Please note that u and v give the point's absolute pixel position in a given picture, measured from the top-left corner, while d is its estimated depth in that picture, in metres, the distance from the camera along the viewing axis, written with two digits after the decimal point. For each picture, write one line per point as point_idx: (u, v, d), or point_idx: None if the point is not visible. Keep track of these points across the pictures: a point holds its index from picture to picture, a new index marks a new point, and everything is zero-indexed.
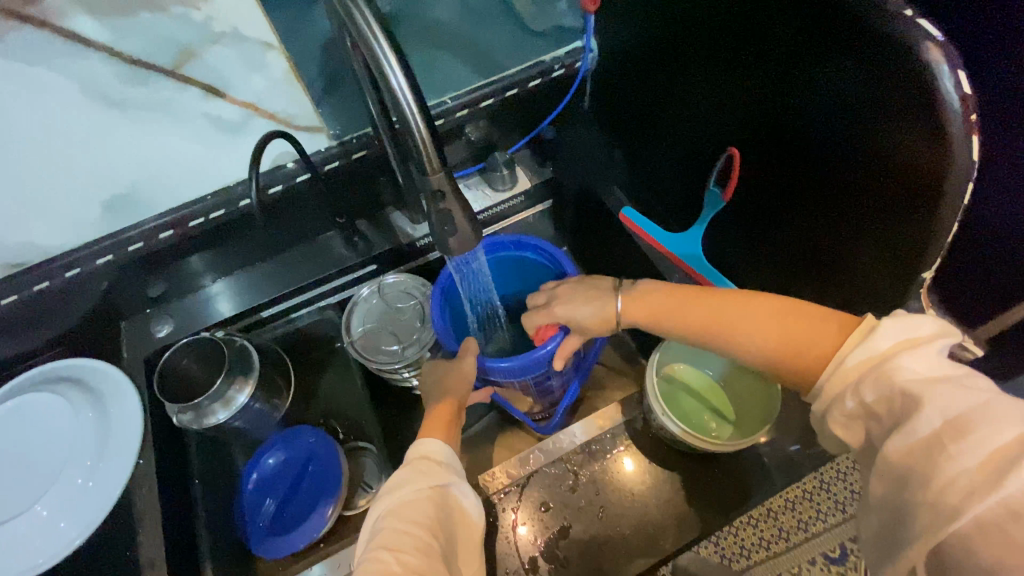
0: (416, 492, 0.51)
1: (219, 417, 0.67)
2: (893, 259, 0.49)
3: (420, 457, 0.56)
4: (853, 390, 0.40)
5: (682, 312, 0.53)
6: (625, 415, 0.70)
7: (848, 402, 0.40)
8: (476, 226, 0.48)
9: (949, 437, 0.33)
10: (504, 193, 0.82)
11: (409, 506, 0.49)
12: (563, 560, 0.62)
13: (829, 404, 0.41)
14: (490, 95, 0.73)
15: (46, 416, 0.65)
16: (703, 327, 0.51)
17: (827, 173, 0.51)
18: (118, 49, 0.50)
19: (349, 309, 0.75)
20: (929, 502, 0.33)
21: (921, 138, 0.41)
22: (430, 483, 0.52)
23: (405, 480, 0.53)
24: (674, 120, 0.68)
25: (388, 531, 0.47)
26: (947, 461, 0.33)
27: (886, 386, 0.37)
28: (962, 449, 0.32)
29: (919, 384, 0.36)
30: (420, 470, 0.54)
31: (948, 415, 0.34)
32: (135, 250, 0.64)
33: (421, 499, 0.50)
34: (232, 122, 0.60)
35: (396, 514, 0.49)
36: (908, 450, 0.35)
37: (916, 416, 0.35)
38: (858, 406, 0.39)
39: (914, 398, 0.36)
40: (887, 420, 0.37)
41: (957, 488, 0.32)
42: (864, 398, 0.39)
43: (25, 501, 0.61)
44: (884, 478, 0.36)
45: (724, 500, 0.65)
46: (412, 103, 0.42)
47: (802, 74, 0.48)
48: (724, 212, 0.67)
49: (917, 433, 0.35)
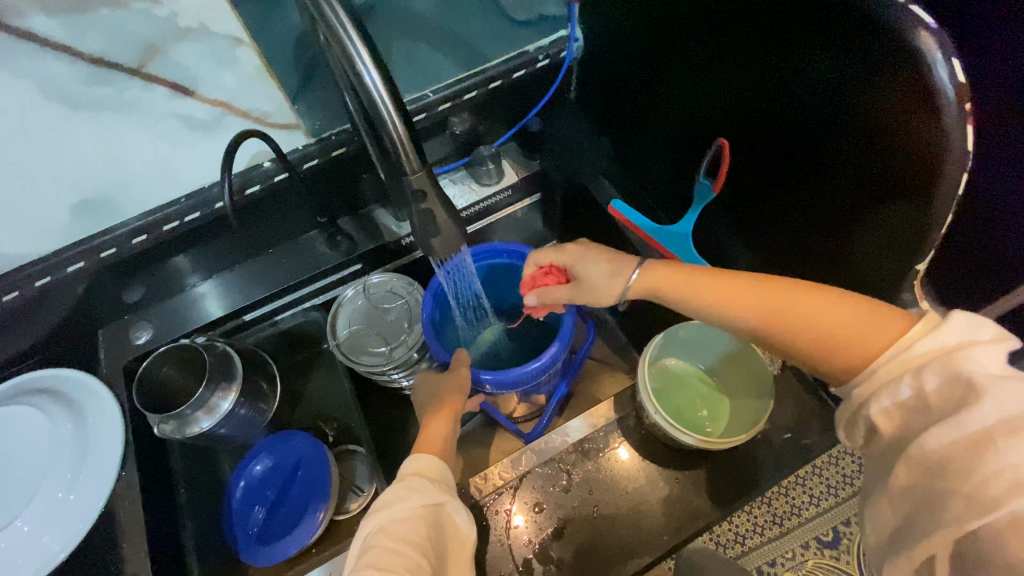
0: (410, 508, 0.50)
1: (203, 425, 0.65)
2: (890, 252, 0.48)
3: (415, 471, 0.55)
4: (915, 374, 0.38)
5: (717, 295, 0.47)
6: (619, 411, 0.69)
7: (904, 389, 0.38)
8: (459, 226, 0.47)
9: (1003, 434, 0.33)
10: (490, 188, 0.80)
11: (401, 522, 0.48)
12: (558, 561, 0.61)
13: (878, 389, 0.39)
14: (472, 87, 0.72)
15: (24, 429, 0.63)
16: (742, 311, 0.46)
17: (818, 164, 0.50)
18: (78, 49, 0.48)
19: (335, 310, 0.74)
20: (971, 492, 0.33)
21: (916, 127, 0.40)
22: (424, 501, 0.51)
23: (400, 494, 0.52)
24: (662, 110, 0.67)
25: (378, 550, 0.46)
26: (997, 455, 0.32)
27: (954, 375, 0.36)
28: (1015, 445, 0.32)
29: (987, 377, 0.35)
30: (414, 485, 0.52)
31: (1007, 414, 0.33)
32: (105, 258, 0.62)
33: (414, 516, 0.49)
34: (200, 121, 0.58)
35: (387, 531, 0.48)
36: (953, 444, 0.34)
37: (976, 408, 0.34)
38: (913, 395, 0.38)
39: (980, 391, 0.34)
40: (938, 412, 0.36)
41: (1005, 482, 0.32)
42: (925, 384, 0.37)
43: (6, 516, 0.59)
44: (914, 466, 0.36)
45: (719, 496, 0.64)
46: (388, 101, 0.40)
47: (792, 63, 0.47)
48: (714, 204, 0.66)
49: (969, 426, 0.34)
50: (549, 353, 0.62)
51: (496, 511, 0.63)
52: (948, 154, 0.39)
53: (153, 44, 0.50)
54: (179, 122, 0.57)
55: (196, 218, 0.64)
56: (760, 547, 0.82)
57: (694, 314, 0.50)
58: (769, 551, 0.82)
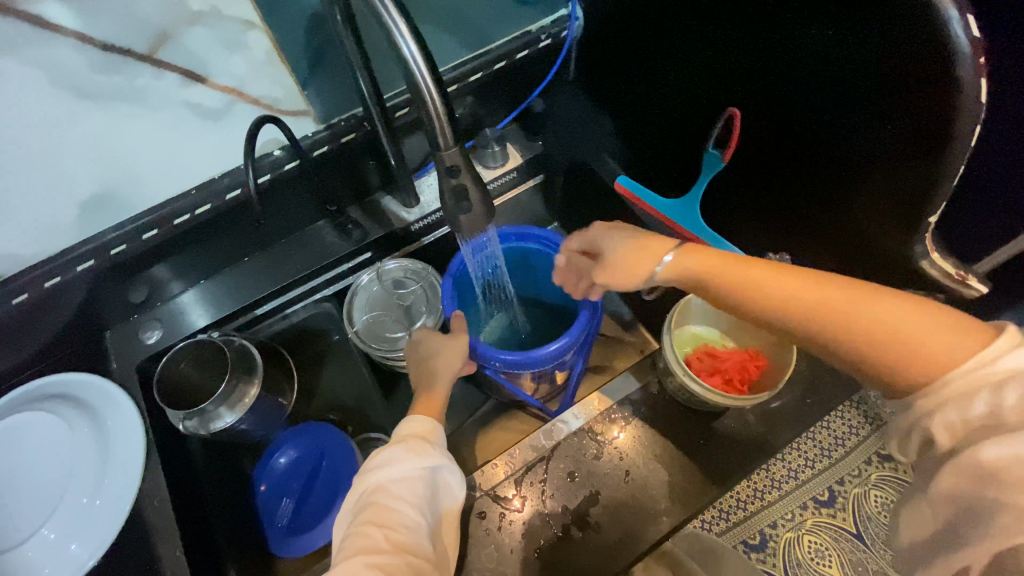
0: (407, 470, 0.48)
1: (226, 420, 0.65)
2: (899, 208, 0.50)
3: (413, 432, 0.52)
4: (994, 389, 0.34)
5: (759, 294, 0.41)
6: (640, 380, 0.74)
7: (977, 406, 0.35)
8: (487, 203, 0.47)
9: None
10: (495, 170, 0.81)
11: (399, 483, 0.47)
12: (596, 525, 0.65)
13: (947, 402, 0.36)
14: (477, 70, 0.72)
15: (39, 436, 0.62)
16: (787, 317, 0.40)
17: (828, 122, 0.51)
18: (87, 33, 0.52)
19: (351, 297, 0.73)
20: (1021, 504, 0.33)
21: (929, 82, 0.42)
22: (423, 463, 0.49)
23: (396, 454, 0.50)
24: (663, 85, 0.68)
25: (374, 508, 0.46)
26: None
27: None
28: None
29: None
30: (414, 447, 0.50)
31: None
32: (117, 254, 0.60)
33: (413, 478, 0.48)
34: (211, 109, 0.60)
35: (387, 489, 0.47)
36: (1012, 457, 0.33)
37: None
38: (985, 410, 0.34)
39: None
40: (1004, 429, 0.34)
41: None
42: (1003, 402, 0.34)
43: (30, 526, 0.58)
44: (962, 474, 0.35)
45: (733, 465, 0.68)
46: (424, 71, 0.40)
47: (799, 30, 0.48)
48: (721, 174, 0.68)
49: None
50: (576, 329, 0.62)
51: (529, 483, 0.67)
52: (960, 105, 0.41)
53: (163, 32, 0.55)
54: (190, 111, 0.59)
55: (207, 210, 0.62)
56: (733, 527, 0.75)
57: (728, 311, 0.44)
58: (756, 525, 0.76)
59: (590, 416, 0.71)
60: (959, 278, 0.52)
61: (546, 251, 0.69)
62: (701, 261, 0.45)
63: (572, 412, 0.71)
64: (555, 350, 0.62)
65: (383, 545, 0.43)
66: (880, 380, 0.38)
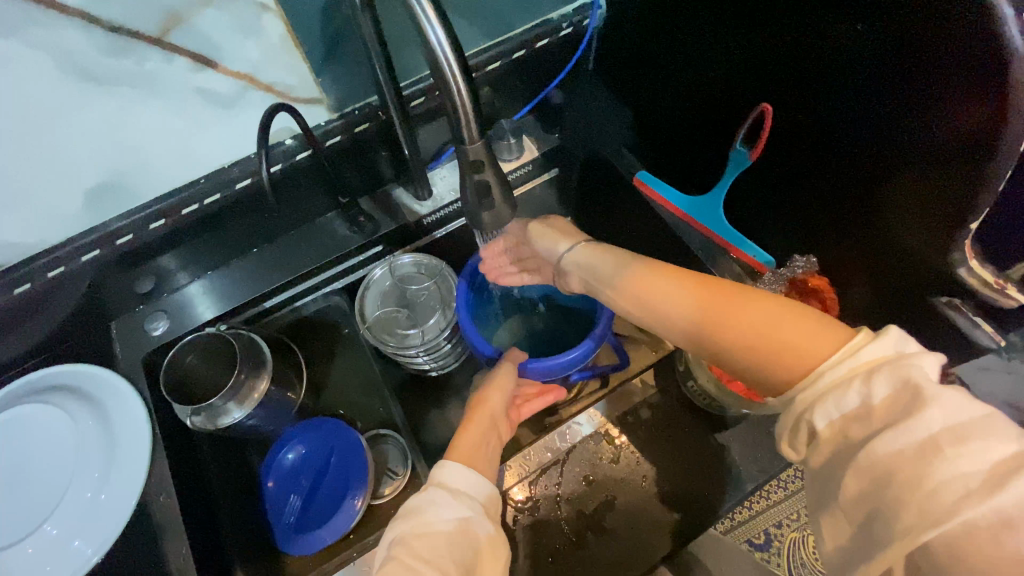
0: (432, 523, 0.47)
1: (235, 415, 0.63)
2: (932, 214, 0.48)
3: (441, 481, 0.51)
4: (865, 379, 0.34)
5: (652, 291, 0.48)
6: (660, 381, 0.73)
7: (851, 396, 0.34)
8: (511, 199, 0.45)
9: (949, 441, 0.30)
10: (511, 163, 0.79)
11: (420, 538, 0.46)
12: (612, 531, 0.66)
13: (825, 393, 0.35)
14: (496, 58, 0.70)
15: (41, 428, 0.61)
16: (661, 314, 0.47)
17: (868, 114, 0.48)
18: (96, 15, 0.47)
19: (363, 293, 0.71)
20: (917, 503, 0.30)
21: (978, 77, 0.39)
22: (450, 516, 0.48)
23: (424, 505, 0.49)
24: (690, 78, 0.65)
25: (393, 565, 0.44)
26: (944, 464, 0.30)
27: (900, 381, 0.33)
28: (962, 453, 0.30)
29: (933, 385, 0.32)
30: (438, 498, 0.49)
31: (950, 422, 0.31)
32: (124, 244, 0.60)
33: (440, 532, 0.46)
34: (223, 96, 0.56)
35: (409, 546, 0.45)
36: (897, 453, 0.32)
37: (919, 414, 0.31)
38: (859, 402, 0.34)
39: (925, 397, 0.32)
40: (880, 419, 0.33)
41: (952, 490, 0.29)
42: (873, 393, 0.34)
43: (33, 520, 0.57)
44: (861, 475, 0.33)
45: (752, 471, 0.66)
46: (451, 61, 0.38)
47: (840, 24, 0.46)
48: (748, 172, 0.66)
49: (914, 433, 0.31)
50: (599, 330, 0.62)
51: (544, 486, 0.68)
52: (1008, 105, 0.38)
53: (176, 12, 0.49)
54: (200, 97, 0.55)
55: (216, 200, 0.62)
56: (735, 527, 0.76)
57: (627, 308, 0.51)
58: (759, 526, 0.77)
59: (605, 423, 0.71)
60: (996, 289, 0.47)
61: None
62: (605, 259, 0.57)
63: (583, 415, 0.71)
64: (578, 355, 0.61)
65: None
66: (763, 381, 0.40)
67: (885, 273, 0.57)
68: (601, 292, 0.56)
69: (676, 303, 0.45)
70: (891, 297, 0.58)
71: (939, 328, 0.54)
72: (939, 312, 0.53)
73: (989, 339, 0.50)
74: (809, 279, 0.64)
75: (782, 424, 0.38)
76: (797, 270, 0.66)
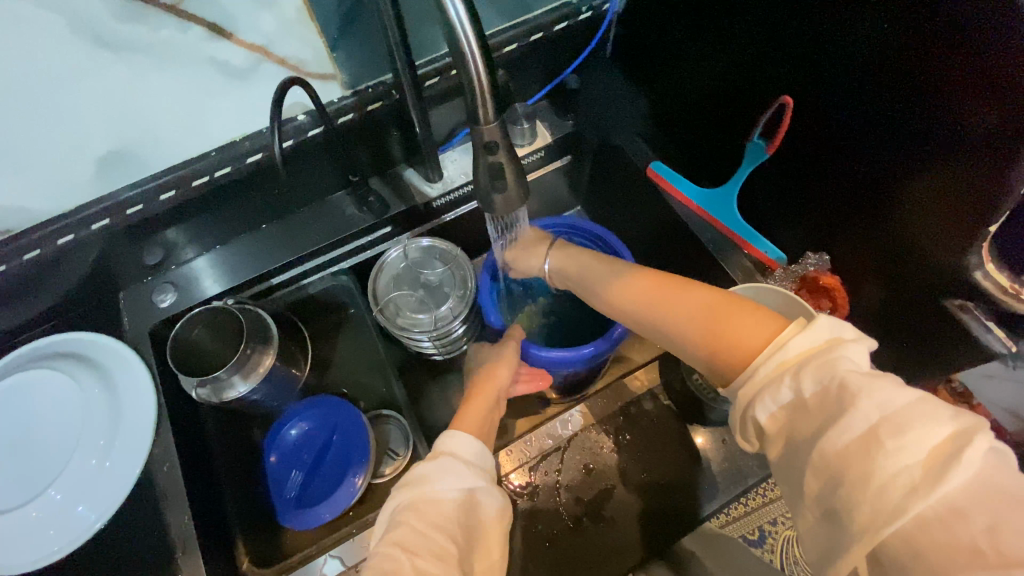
0: (440, 491, 0.47)
1: (239, 390, 0.64)
2: (950, 218, 0.47)
3: (450, 451, 0.51)
4: (794, 375, 0.37)
5: (637, 296, 0.52)
6: (662, 376, 0.74)
7: (784, 392, 0.37)
8: (523, 184, 0.44)
9: (887, 433, 0.32)
10: (525, 147, 0.77)
11: (431, 504, 0.46)
12: (609, 519, 0.67)
13: (761, 389, 0.38)
14: (513, 39, 0.69)
15: (45, 394, 0.61)
16: (641, 318, 0.51)
17: (887, 117, 0.48)
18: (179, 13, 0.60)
19: (377, 271, 0.71)
20: (868, 501, 0.31)
21: (1002, 85, 0.38)
22: (458, 484, 0.48)
23: (432, 473, 0.49)
24: (710, 68, 0.64)
25: (405, 527, 0.44)
26: (886, 458, 0.31)
27: (827, 375, 0.35)
28: (901, 445, 0.31)
29: (859, 377, 0.34)
30: (450, 467, 0.49)
31: (885, 412, 0.32)
32: (135, 213, 0.58)
33: (448, 499, 0.46)
34: (237, 67, 0.60)
35: (419, 511, 0.45)
36: (843, 448, 0.33)
37: (852, 409, 0.33)
38: (793, 396, 0.36)
39: (853, 392, 0.34)
40: (817, 414, 0.35)
41: (898, 485, 0.31)
42: (803, 389, 0.36)
43: (35, 486, 0.57)
44: (818, 474, 0.34)
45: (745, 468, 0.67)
46: (470, 37, 0.38)
47: (863, 21, 0.45)
48: (767, 165, 0.65)
49: (853, 428, 0.33)
50: (615, 334, 0.62)
51: (543, 472, 0.69)
52: None
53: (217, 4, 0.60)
54: (215, 67, 0.60)
55: (227, 172, 0.59)
56: (738, 519, 0.77)
57: (616, 310, 0.55)
58: (752, 523, 0.77)
59: (602, 416, 0.72)
60: (1011, 295, 0.46)
61: (565, 234, 0.73)
62: (585, 264, 0.61)
63: (581, 405, 0.73)
64: (587, 354, 0.61)
65: (407, 570, 0.40)
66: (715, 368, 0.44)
67: (895, 276, 0.56)
68: (586, 291, 0.59)
69: (645, 303, 0.51)
70: (899, 297, 0.57)
71: (948, 331, 0.54)
72: (953, 316, 0.52)
73: (1000, 344, 0.50)
74: (820, 278, 0.63)
75: (734, 421, 0.41)
76: (808, 267, 0.65)
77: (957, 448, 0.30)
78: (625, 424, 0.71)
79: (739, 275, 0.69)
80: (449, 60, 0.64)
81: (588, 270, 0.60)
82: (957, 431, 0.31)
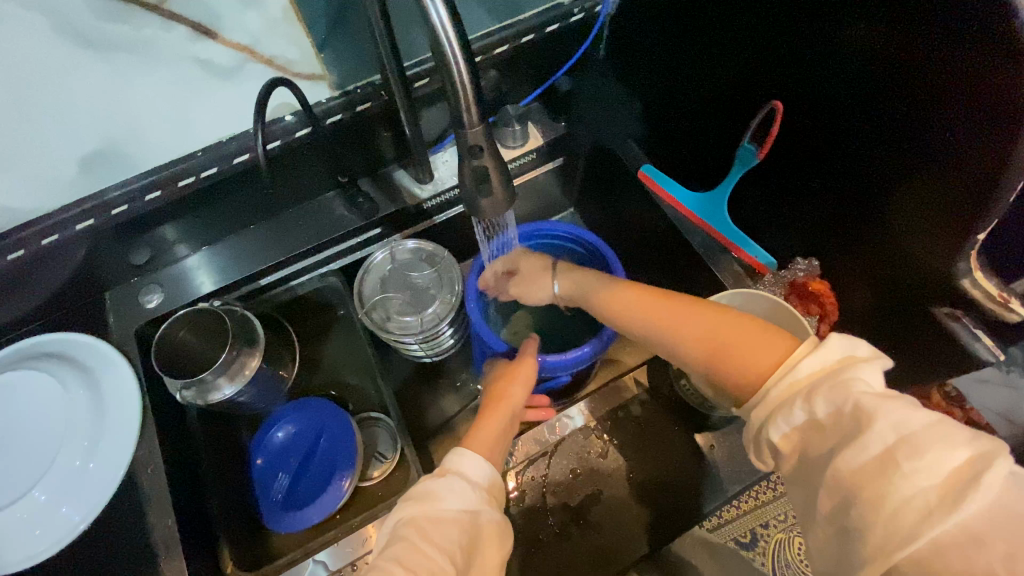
0: (444, 510, 0.45)
1: (225, 391, 0.63)
2: (940, 227, 0.47)
3: (457, 469, 0.49)
4: (806, 397, 0.37)
5: (641, 309, 0.54)
6: (653, 381, 0.73)
7: (797, 414, 0.37)
8: (510, 188, 0.44)
9: (904, 455, 0.32)
10: (515, 150, 0.76)
11: (434, 522, 0.44)
12: (597, 523, 0.67)
13: (774, 410, 0.38)
14: (503, 41, 0.68)
15: (26, 394, 0.60)
16: (644, 332, 0.53)
17: (876, 126, 0.48)
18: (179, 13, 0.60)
19: (361, 276, 0.70)
20: (883, 523, 0.31)
21: (989, 89, 0.38)
22: (462, 506, 0.46)
23: (437, 490, 0.47)
24: (703, 70, 0.63)
25: (405, 545, 0.42)
26: (903, 480, 0.31)
27: (840, 398, 0.35)
28: (918, 468, 0.31)
29: (872, 399, 0.34)
30: (453, 486, 0.47)
31: (903, 434, 0.32)
32: (119, 215, 0.57)
33: (452, 519, 0.45)
34: (221, 66, 0.60)
35: (420, 527, 0.44)
36: (860, 468, 0.33)
37: (870, 430, 0.33)
38: (806, 418, 0.37)
39: (868, 412, 0.34)
40: (832, 434, 0.35)
41: (914, 507, 0.30)
42: (815, 410, 0.36)
43: (18, 488, 0.56)
44: (832, 494, 0.34)
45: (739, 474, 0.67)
46: (451, 36, 0.37)
47: (858, 23, 0.45)
48: (757, 170, 0.64)
49: (870, 448, 0.33)
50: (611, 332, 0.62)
51: (531, 476, 0.68)
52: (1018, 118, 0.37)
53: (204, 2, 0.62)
54: (198, 66, 0.60)
55: (214, 174, 0.58)
56: (734, 520, 0.76)
57: (617, 321, 0.56)
58: (745, 524, 0.76)
59: (593, 419, 0.72)
60: (1000, 303, 0.46)
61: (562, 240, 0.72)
62: (584, 279, 0.63)
63: (575, 408, 0.72)
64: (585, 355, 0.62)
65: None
66: (729, 388, 0.44)
67: (885, 283, 0.56)
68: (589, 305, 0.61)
69: (650, 319, 0.52)
70: (890, 303, 0.57)
71: (943, 343, 0.53)
72: (940, 323, 0.52)
73: (989, 353, 0.49)
74: (809, 283, 0.63)
75: (748, 439, 0.42)
76: (797, 273, 0.65)
77: (976, 473, 0.30)
78: (613, 429, 0.71)
79: (729, 279, 0.68)
80: (434, 63, 0.64)
81: (586, 285, 0.62)
82: (978, 454, 0.31)
